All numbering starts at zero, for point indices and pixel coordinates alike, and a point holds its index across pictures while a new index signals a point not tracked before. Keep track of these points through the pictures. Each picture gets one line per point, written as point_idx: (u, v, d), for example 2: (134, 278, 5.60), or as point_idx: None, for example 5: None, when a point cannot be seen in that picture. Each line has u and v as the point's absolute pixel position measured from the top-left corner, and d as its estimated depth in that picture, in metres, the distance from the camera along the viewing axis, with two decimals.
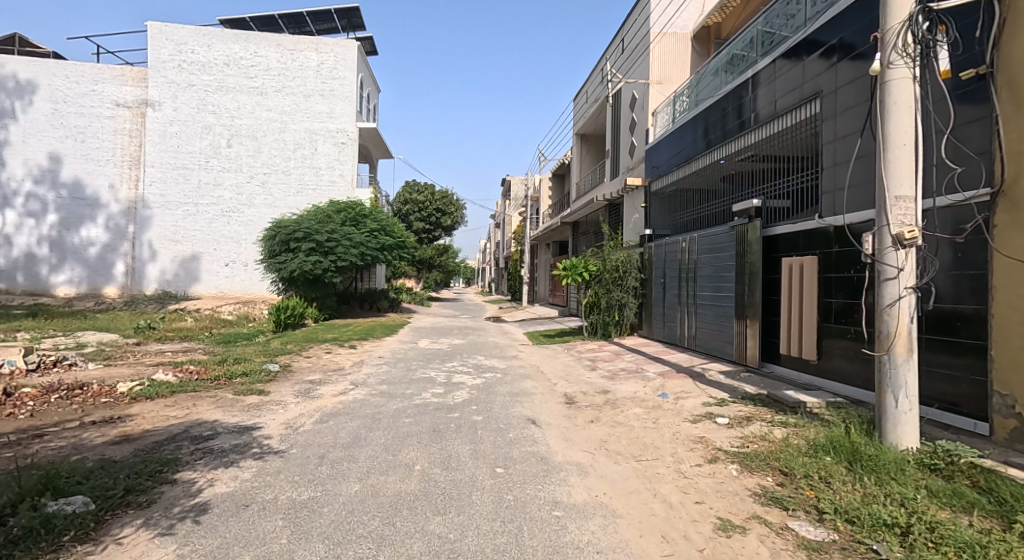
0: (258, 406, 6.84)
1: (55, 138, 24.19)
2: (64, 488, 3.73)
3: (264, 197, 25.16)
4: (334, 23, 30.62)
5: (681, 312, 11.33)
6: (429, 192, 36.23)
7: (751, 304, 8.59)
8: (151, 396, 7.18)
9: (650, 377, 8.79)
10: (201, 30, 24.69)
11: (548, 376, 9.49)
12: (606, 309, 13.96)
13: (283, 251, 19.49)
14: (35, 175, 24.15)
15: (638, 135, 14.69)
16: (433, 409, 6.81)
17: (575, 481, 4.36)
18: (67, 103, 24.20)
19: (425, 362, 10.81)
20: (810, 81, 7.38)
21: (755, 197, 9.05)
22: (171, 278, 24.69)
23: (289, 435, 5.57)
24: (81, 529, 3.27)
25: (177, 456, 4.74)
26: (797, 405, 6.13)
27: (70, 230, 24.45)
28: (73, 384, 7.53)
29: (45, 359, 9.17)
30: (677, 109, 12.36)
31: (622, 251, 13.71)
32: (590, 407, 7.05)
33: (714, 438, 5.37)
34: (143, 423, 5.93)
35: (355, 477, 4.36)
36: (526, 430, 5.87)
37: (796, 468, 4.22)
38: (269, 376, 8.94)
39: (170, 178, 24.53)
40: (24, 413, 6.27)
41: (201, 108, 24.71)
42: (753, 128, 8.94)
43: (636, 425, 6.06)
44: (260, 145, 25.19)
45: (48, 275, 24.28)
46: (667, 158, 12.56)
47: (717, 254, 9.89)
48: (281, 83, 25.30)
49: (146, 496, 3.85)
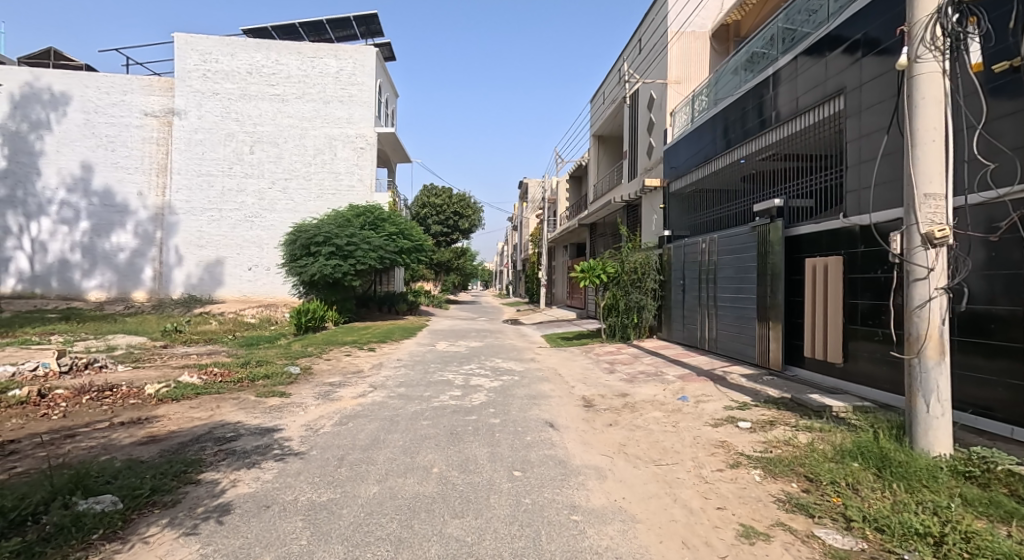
0: (279, 408, 6.94)
1: (87, 147, 24.95)
2: (93, 487, 3.81)
3: (285, 202, 25.55)
4: (353, 30, 31.13)
5: (702, 314, 11.16)
6: (446, 196, 36.60)
7: (774, 306, 8.45)
8: (178, 397, 7.34)
9: (670, 379, 8.72)
10: (225, 40, 25.24)
11: (566, 379, 9.47)
12: (624, 311, 13.85)
13: (303, 255, 19.79)
14: (68, 184, 24.84)
15: (656, 135, 14.57)
16: (450, 412, 6.83)
17: (593, 485, 4.30)
18: (98, 113, 24.96)
19: (443, 364, 10.90)
20: (833, 78, 7.23)
21: (777, 197, 8.85)
22: (196, 282, 25.16)
23: (309, 437, 5.60)
24: (109, 528, 3.32)
25: (201, 457, 4.82)
26: (822, 409, 5.98)
27: (101, 236, 25.09)
28: (103, 386, 7.73)
29: (77, 362, 9.43)
30: (696, 109, 12.20)
31: (640, 253, 13.59)
32: (608, 410, 7.00)
33: (736, 442, 5.28)
34: (169, 424, 6.04)
35: (373, 478, 4.39)
36: (544, 433, 5.84)
37: (822, 474, 4.11)
38: (291, 378, 9.09)
39: (195, 185, 25.08)
40: (58, 413, 6.45)
41: (225, 116, 25.22)
42: (774, 127, 8.75)
43: (655, 429, 5.98)
44: (282, 151, 25.57)
45: (81, 280, 24.93)
46: (685, 158, 12.44)
47: (738, 254, 9.72)
48: (301, 90, 25.67)
49: (171, 496, 3.91)
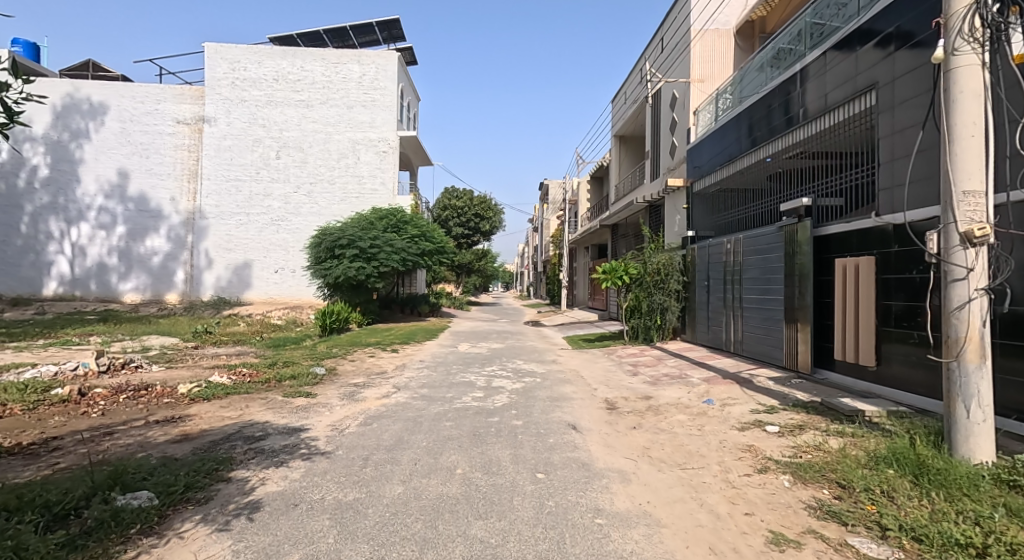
0: (306, 408, 7.05)
1: (123, 155, 25.76)
2: (130, 483, 3.91)
3: (310, 205, 25.98)
4: (376, 35, 31.55)
5: (727, 316, 10.98)
6: (468, 198, 36.97)
7: (802, 307, 8.26)
8: (209, 397, 7.50)
9: (695, 382, 8.58)
10: (253, 48, 25.81)
11: (589, 381, 9.40)
12: (647, 313, 13.70)
13: (328, 257, 20.14)
14: (105, 190, 25.69)
15: (678, 134, 14.40)
16: (473, 413, 6.83)
17: (617, 488, 4.26)
18: (134, 121, 25.76)
19: (465, 366, 10.92)
20: (864, 73, 7.05)
21: (805, 196, 8.65)
22: (225, 284, 25.77)
23: (334, 437, 5.67)
24: (146, 523, 3.41)
25: (232, 456, 4.91)
26: (854, 413, 5.82)
27: (136, 240, 25.86)
28: (139, 386, 7.94)
29: (114, 362, 9.72)
30: (720, 107, 12.00)
31: (663, 253, 13.41)
32: (632, 413, 6.94)
33: (764, 447, 5.17)
34: (201, 423, 6.18)
35: (398, 479, 4.42)
36: (567, 436, 5.80)
37: (856, 481, 3.99)
38: (317, 378, 9.21)
39: (224, 190, 25.71)
40: (96, 412, 6.65)
41: (252, 122, 25.78)
42: (802, 125, 8.56)
43: (680, 432, 5.90)
44: (306, 156, 26.03)
45: (117, 283, 25.73)
46: (708, 157, 12.28)
47: (764, 254, 9.54)
48: (325, 96, 26.08)
49: (204, 493, 4.00)
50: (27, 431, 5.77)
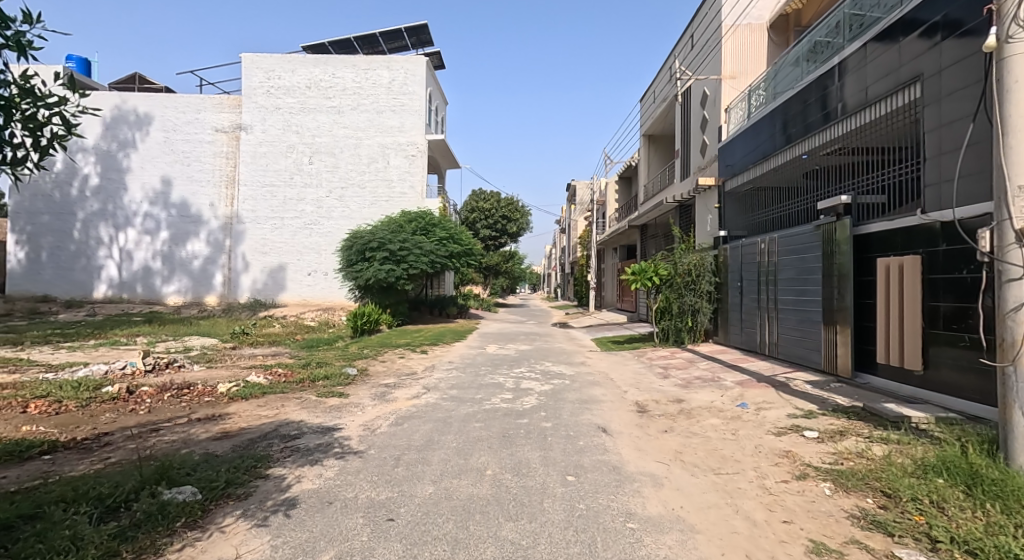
0: (339, 408, 7.18)
1: (166, 163, 26.77)
2: (175, 478, 4.05)
3: (341, 209, 26.49)
4: (404, 41, 32.01)
5: (761, 317, 10.73)
6: (494, 200, 37.07)
7: (841, 308, 8.00)
8: (246, 396, 7.72)
9: (728, 385, 8.40)
10: (286, 57, 26.50)
11: (618, 383, 9.31)
12: (677, 315, 13.48)
13: (359, 260, 20.50)
14: (150, 197, 26.75)
15: (709, 132, 14.14)
16: (502, 414, 6.84)
17: (649, 492, 4.20)
18: (176, 131, 26.75)
19: (494, 367, 10.94)
20: (907, 65, 6.79)
21: (844, 193, 8.37)
22: (261, 287, 26.47)
23: (367, 437, 5.76)
24: (190, 517, 3.52)
25: (269, 453, 5.05)
26: (900, 419, 5.60)
27: (178, 245, 26.83)
28: (182, 384, 8.23)
29: (159, 361, 10.10)
30: (753, 104, 11.74)
31: (694, 254, 13.23)
32: (663, 416, 6.84)
33: (802, 453, 5.02)
34: (240, 421, 6.37)
35: (429, 479, 4.46)
36: (596, 439, 5.75)
37: (903, 490, 3.84)
38: (349, 379, 9.38)
39: (260, 195, 26.45)
40: (143, 409, 6.92)
41: (286, 129, 26.46)
42: (840, 120, 8.30)
43: (713, 436, 5.78)
44: (338, 161, 26.55)
45: (161, 285, 26.75)
46: (741, 156, 12.01)
47: (801, 254, 9.28)
48: (356, 101, 26.57)
49: (243, 489, 4.12)
50: (81, 427, 6.05)
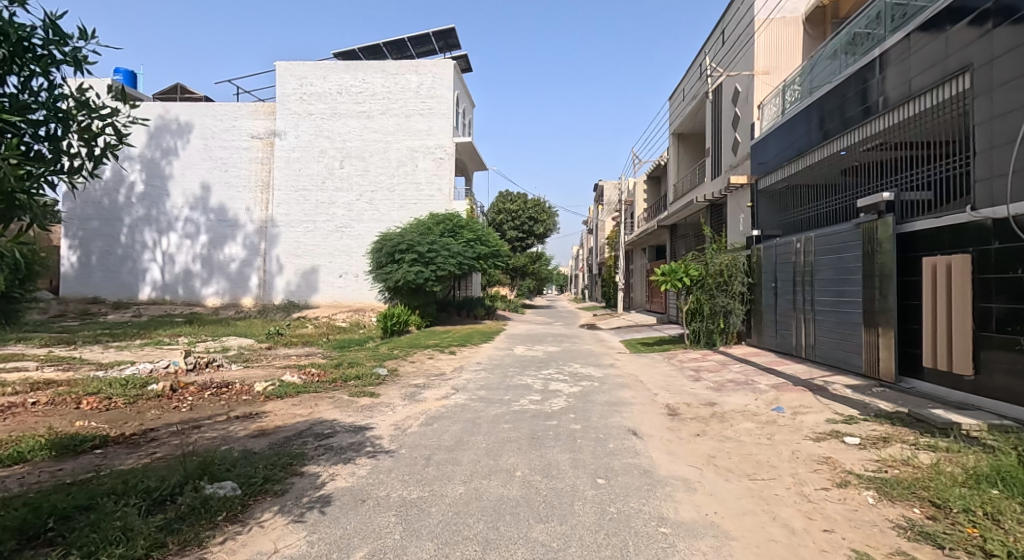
0: (370, 407, 7.30)
1: (205, 169, 27.69)
2: (216, 473, 4.19)
3: (371, 212, 26.92)
4: (432, 45, 32.37)
5: (797, 319, 10.45)
6: (521, 201, 37.10)
7: (883, 310, 7.73)
8: (281, 395, 7.92)
9: (762, 389, 8.20)
10: (318, 64, 27.10)
11: (648, 385, 9.20)
12: (709, 316, 13.25)
13: (389, 262, 20.79)
14: (191, 203, 27.72)
15: (742, 129, 13.84)
16: (531, 416, 6.84)
17: (681, 497, 4.13)
18: (214, 138, 27.65)
19: (522, 368, 10.95)
20: (955, 54, 6.51)
21: (885, 190, 8.08)
22: (294, 288, 27.09)
23: (398, 436, 5.84)
24: (231, 511, 3.63)
25: (304, 451, 5.16)
26: (949, 426, 5.37)
27: (217, 248, 27.71)
28: (221, 383, 8.49)
29: (200, 360, 10.45)
30: (787, 100, 11.44)
31: (726, 254, 12.92)
32: (695, 420, 6.72)
33: (843, 459, 4.86)
34: (276, 419, 6.54)
35: (459, 479, 4.49)
36: (626, 441, 5.70)
37: (953, 501, 3.68)
38: (380, 379, 9.52)
39: (293, 200, 27.11)
40: (185, 406, 7.17)
41: (318, 134, 27.06)
42: (882, 114, 8.02)
43: (748, 441, 5.65)
44: (368, 165, 27.00)
45: (201, 287, 27.67)
46: (774, 153, 11.74)
47: (839, 254, 9.00)
48: (385, 106, 26.97)
49: (280, 485, 4.22)
50: (129, 423, 6.30)
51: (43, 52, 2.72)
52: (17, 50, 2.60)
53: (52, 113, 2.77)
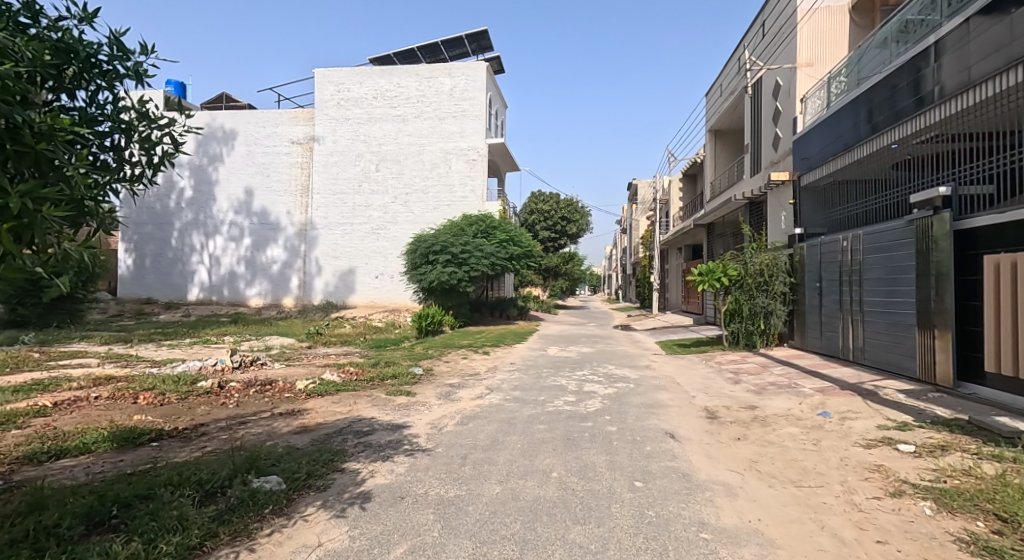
0: (407, 406, 7.40)
1: (249, 175, 28.67)
2: (263, 468, 4.33)
3: (406, 214, 27.33)
4: (465, 48, 32.65)
5: (843, 320, 10.05)
6: (554, 201, 37.01)
7: (940, 311, 7.37)
8: (322, 393, 8.12)
9: (807, 393, 7.92)
10: (355, 70, 27.70)
11: (686, 387, 9.02)
12: (748, 317, 12.90)
13: (423, 263, 21.05)
14: (235, 207, 28.75)
15: (783, 124, 13.44)
16: (566, 417, 6.80)
17: (722, 502, 4.03)
18: (257, 144, 28.61)
19: (556, 369, 10.91)
20: (1020, 39, 6.15)
21: (940, 184, 7.69)
22: (332, 289, 27.75)
23: (434, 435, 5.91)
24: (277, 504, 3.74)
25: (344, 448, 5.28)
26: (1014, 436, 5.06)
27: (259, 250, 28.64)
28: (265, 381, 8.77)
29: (245, 358, 10.82)
30: (832, 92, 11.04)
31: (766, 253, 12.54)
32: (735, 423, 6.54)
33: (896, 468, 4.65)
34: (317, 416, 6.71)
35: (495, 479, 4.49)
36: (664, 444, 5.59)
37: (1021, 515, 3.46)
38: (416, 378, 9.65)
39: (331, 203, 27.79)
40: (232, 403, 7.45)
41: (354, 138, 27.66)
42: (937, 104, 7.64)
43: (793, 446, 5.47)
44: (403, 167, 27.41)
45: (245, 288, 28.66)
46: (818, 149, 11.33)
47: (889, 252, 8.62)
48: (419, 109, 27.31)
49: (322, 481, 4.33)
50: (181, 417, 6.59)
51: (109, 67, 3.04)
52: (86, 65, 2.92)
53: (116, 125, 3.01)
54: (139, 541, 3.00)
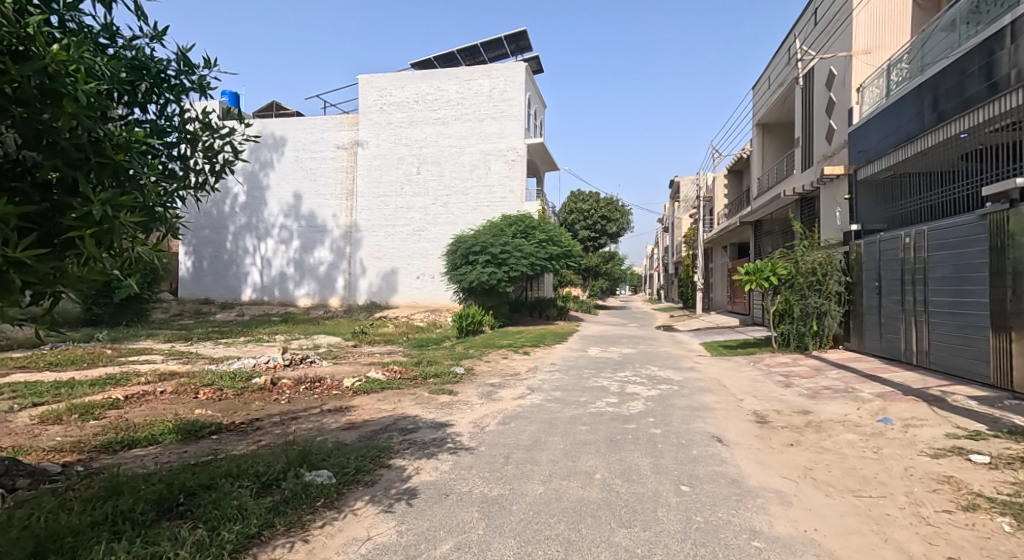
0: (449, 405, 7.49)
1: (297, 179, 29.68)
2: (315, 462, 4.47)
3: (446, 215, 27.69)
4: (504, 49, 32.80)
5: (906, 322, 9.53)
6: (594, 200, 36.70)
7: (1017, 312, 6.88)
8: (368, 390, 8.32)
9: (866, 398, 7.54)
10: (397, 75, 28.26)
11: (733, 390, 8.75)
12: (800, 317, 12.35)
13: (463, 263, 21.25)
14: (285, 211, 29.82)
15: (837, 116, 12.88)
16: (608, 418, 6.71)
17: (775, 510, 3.88)
18: (305, 150, 29.58)
19: (597, 370, 10.80)
20: None
21: (1017, 175, 7.19)
22: (376, 290, 28.42)
23: (477, 434, 5.95)
24: (328, 497, 3.85)
25: (390, 445, 5.39)
26: None
27: (307, 252, 29.62)
28: (314, 378, 9.06)
29: (295, 357, 11.22)
30: (893, 80, 10.47)
31: (819, 251, 11.98)
32: (787, 428, 6.30)
33: (969, 480, 4.36)
34: (363, 413, 6.88)
35: (539, 479, 4.48)
36: (711, 448, 5.44)
37: None
38: (457, 377, 9.76)
39: (374, 205, 28.45)
40: (284, 399, 7.73)
41: (396, 142, 28.21)
42: (1012, 90, 7.14)
43: (851, 454, 5.21)
44: (443, 169, 27.76)
45: (294, 289, 29.69)
46: (876, 140, 10.78)
47: (958, 249, 8.12)
48: (459, 111, 27.59)
49: (370, 476, 4.42)
50: (238, 412, 6.90)
51: (177, 81, 3.22)
52: (157, 81, 3.10)
53: (182, 136, 3.23)
54: (204, 528, 3.14)
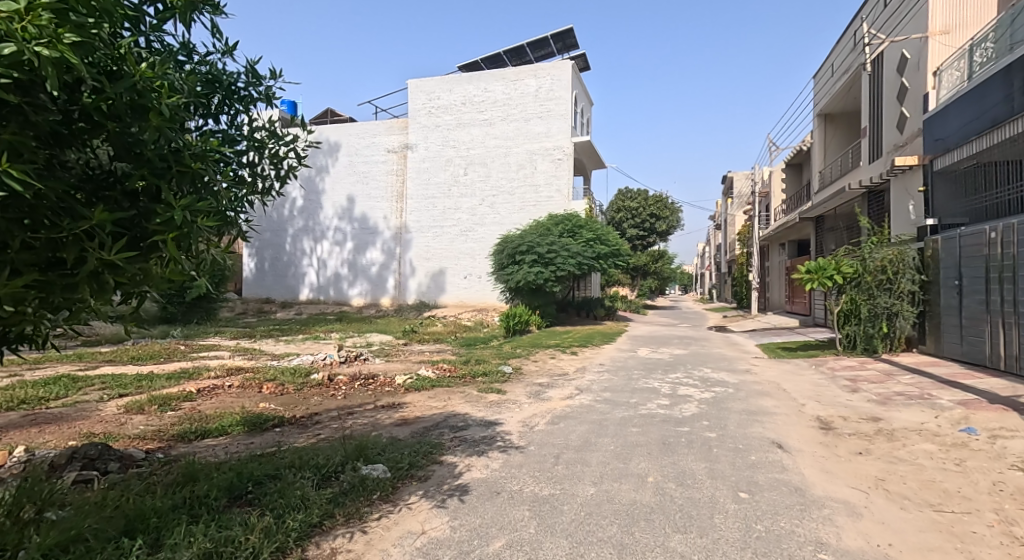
0: (498, 403, 7.52)
1: (350, 183, 30.63)
2: (371, 456, 4.59)
3: (493, 215, 27.88)
4: (550, 48, 32.70)
5: (991, 323, 8.81)
6: (643, 198, 36.00)
7: None
8: (419, 388, 8.48)
9: (944, 405, 7.02)
10: (445, 78, 28.68)
11: (793, 394, 8.35)
12: (868, 318, 11.67)
13: (510, 263, 21.32)
14: (339, 213, 30.85)
15: (910, 103, 12.07)
16: (660, 421, 6.56)
17: (843, 522, 3.67)
18: (357, 155, 30.49)
19: (647, 371, 10.58)
20: None
21: None
22: (425, 289, 28.97)
23: (526, 433, 5.94)
24: (383, 491, 3.94)
25: (441, 441, 5.47)
26: None
27: (360, 253, 30.53)
28: (368, 375, 9.32)
29: (350, 354, 11.58)
30: (976, 61, 9.70)
31: (890, 247, 11.29)
32: (855, 436, 5.95)
33: None
34: (415, 410, 7.02)
35: (590, 480, 4.42)
36: (771, 454, 5.21)
37: None
38: (505, 376, 9.79)
39: (423, 207, 28.99)
40: (340, 394, 8.00)
41: (444, 144, 28.64)
42: None
43: (929, 465, 4.86)
44: (490, 170, 27.96)
45: (348, 289, 30.67)
46: (956, 127, 10.02)
47: None
48: (505, 112, 27.70)
49: (422, 472, 4.50)
50: (298, 406, 7.18)
51: (245, 92, 3.38)
52: (228, 92, 3.27)
53: (251, 144, 3.39)
54: (270, 515, 3.28)
